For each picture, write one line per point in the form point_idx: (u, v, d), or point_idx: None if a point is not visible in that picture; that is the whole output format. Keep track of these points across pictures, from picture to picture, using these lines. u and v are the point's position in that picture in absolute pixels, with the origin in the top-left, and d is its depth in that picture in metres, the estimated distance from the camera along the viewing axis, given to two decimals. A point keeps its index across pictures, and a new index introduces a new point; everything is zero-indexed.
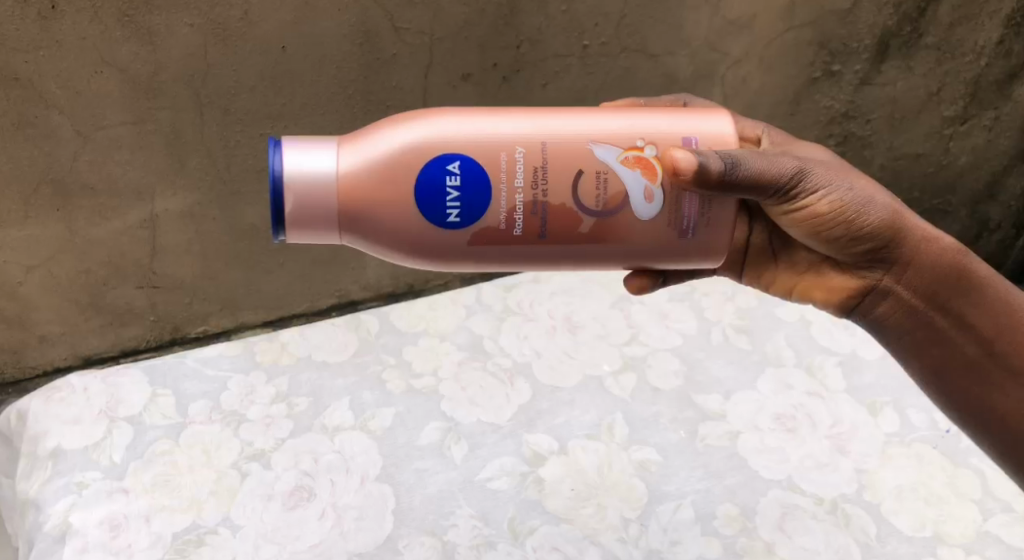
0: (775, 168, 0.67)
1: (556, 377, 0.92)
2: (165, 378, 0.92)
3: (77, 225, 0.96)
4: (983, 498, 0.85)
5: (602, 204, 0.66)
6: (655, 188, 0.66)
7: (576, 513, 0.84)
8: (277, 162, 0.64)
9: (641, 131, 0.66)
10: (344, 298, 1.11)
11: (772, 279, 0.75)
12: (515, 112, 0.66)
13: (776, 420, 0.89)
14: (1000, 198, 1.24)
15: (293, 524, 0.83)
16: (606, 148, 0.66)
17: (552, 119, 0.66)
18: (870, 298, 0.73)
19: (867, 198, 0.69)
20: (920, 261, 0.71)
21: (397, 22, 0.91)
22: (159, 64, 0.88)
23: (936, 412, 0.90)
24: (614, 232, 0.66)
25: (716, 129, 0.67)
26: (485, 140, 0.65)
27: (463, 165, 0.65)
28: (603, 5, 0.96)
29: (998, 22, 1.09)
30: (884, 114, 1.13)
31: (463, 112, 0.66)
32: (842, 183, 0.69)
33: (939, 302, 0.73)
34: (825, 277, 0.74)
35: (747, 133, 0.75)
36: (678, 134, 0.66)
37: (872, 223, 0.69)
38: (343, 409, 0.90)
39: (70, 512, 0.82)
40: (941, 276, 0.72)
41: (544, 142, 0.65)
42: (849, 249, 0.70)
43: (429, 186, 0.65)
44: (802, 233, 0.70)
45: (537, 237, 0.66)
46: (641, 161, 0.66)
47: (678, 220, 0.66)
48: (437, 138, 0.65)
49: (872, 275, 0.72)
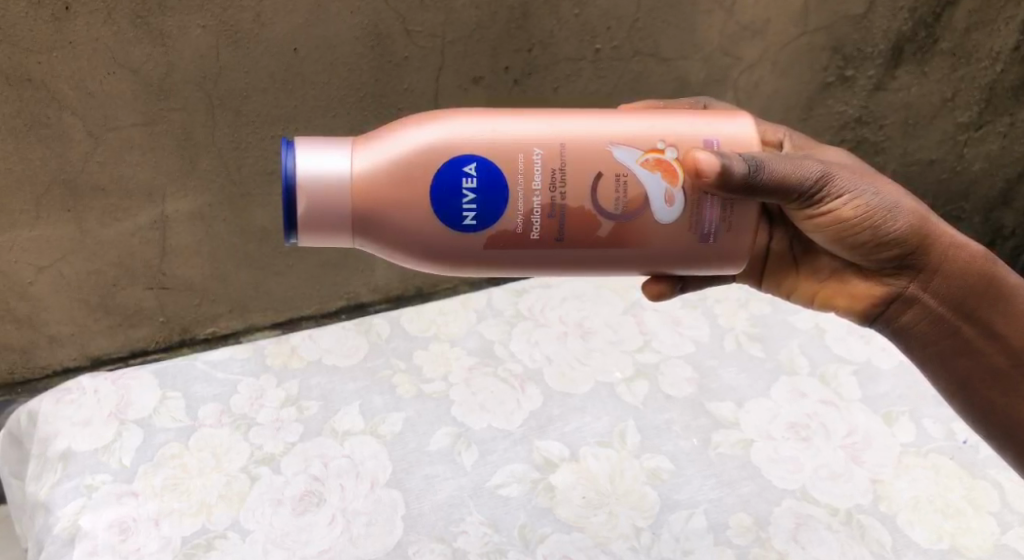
0: (798, 172, 0.66)
1: (567, 384, 0.92)
2: (175, 381, 0.91)
3: (88, 226, 0.96)
4: (1001, 510, 0.84)
5: (621, 207, 0.65)
6: (676, 192, 0.65)
7: (587, 521, 0.83)
8: (291, 162, 0.64)
9: (660, 133, 0.66)
10: (354, 300, 1.11)
11: (794, 287, 0.75)
12: (532, 113, 0.66)
13: (789, 428, 0.88)
14: (1014, 205, 1.23)
15: (303, 529, 0.82)
16: (626, 150, 0.65)
17: (570, 120, 0.65)
18: (894, 306, 0.72)
19: (893, 203, 0.68)
20: (947, 269, 0.70)
21: (409, 24, 0.91)
22: (172, 65, 0.87)
23: (952, 423, 0.89)
24: (633, 236, 0.66)
25: (737, 131, 0.66)
26: (502, 140, 0.64)
27: (480, 166, 0.64)
28: (616, 9, 0.95)
29: (1014, 28, 1.08)
30: (898, 120, 1.12)
31: (480, 113, 0.65)
32: (868, 187, 0.68)
33: (965, 311, 0.72)
34: (848, 284, 0.73)
35: (768, 136, 0.74)
36: (699, 136, 0.66)
37: (898, 229, 0.68)
38: (354, 413, 0.89)
39: (80, 515, 0.82)
40: (969, 284, 0.71)
41: (562, 143, 0.65)
42: (873, 255, 0.70)
43: (445, 187, 0.64)
44: (827, 239, 0.69)
45: (554, 240, 0.65)
46: (661, 163, 0.65)
47: (699, 225, 0.66)
48: (453, 138, 0.64)
49: (898, 282, 0.71)
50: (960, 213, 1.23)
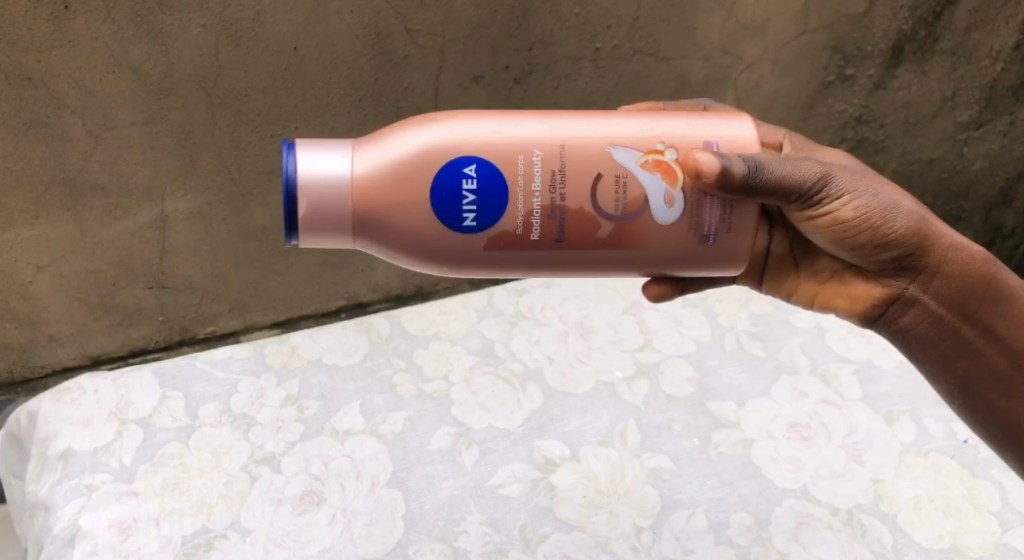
0: (798, 173, 0.66)
1: (568, 384, 0.91)
2: (175, 381, 0.91)
3: (88, 225, 0.95)
4: (1001, 510, 0.84)
5: (621, 208, 0.65)
6: (675, 193, 0.65)
7: (587, 521, 0.83)
8: (290, 164, 0.64)
9: (660, 134, 0.65)
10: (354, 299, 1.11)
11: (794, 288, 0.75)
12: (533, 114, 0.65)
13: (790, 428, 0.88)
14: (1014, 204, 1.22)
15: (304, 529, 0.82)
16: (626, 152, 0.65)
17: (570, 121, 0.65)
18: (894, 307, 0.72)
19: (893, 204, 0.68)
20: (947, 270, 0.70)
21: (409, 23, 0.91)
22: (171, 64, 0.87)
23: (952, 422, 0.89)
24: (633, 238, 0.66)
25: (738, 133, 0.66)
26: (502, 141, 0.64)
27: (480, 167, 0.64)
28: (616, 8, 0.95)
29: (1014, 27, 1.08)
30: (898, 119, 1.12)
31: (480, 114, 0.65)
32: (868, 188, 0.68)
33: (965, 312, 0.72)
34: (847, 286, 0.73)
35: (769, 138, 0.74)
36: (698, 138, 0.66)
37: (898, 230, 0.68)
38: (354, 413, 0.89)
39: (79, 515, 0.82)
40: (969, 285, 0.71)
41: (562, 144, 0.65)
42: (873, 256, 0.69)
43: (445, 188, 0.64)
44: (826, 239, 0.69)
45: (554, 241, 0.65)
46: (661, 165, 0.65)
47: (699, 226, 0.66)
48: (453, 139, 0.64)
49: (897, 283, 0.71)
50: (959, 213, 1.22)
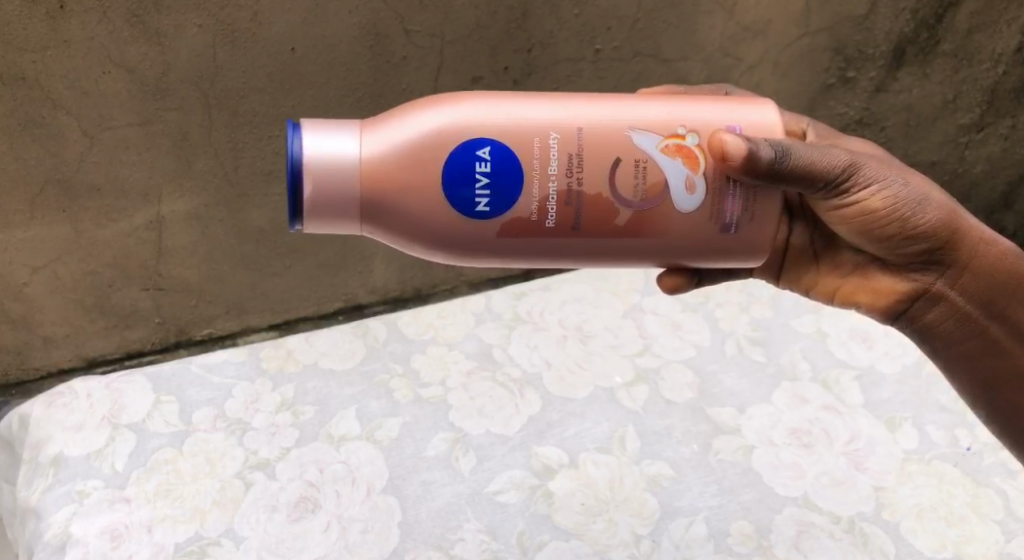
0: (823, 160, 0.65)
1: (567, 389, 0.90)
2: (168, 385, 0.90)
3: (83, 226, 0.95)
4: (1005, 519, 0.83)
5: (641, 194, 0.64)
6: (697, 179, 0.64)
7: (586, 529, 0.82)
8: (295, 145, 0.63)
9: (680, 118, 0.64)
10: (351, 301, 1.10)
11: (814, 282, 0.74)
12: (549, 96, 0.65)
13: (791, 434, 0.87)
14: (1016, 207, 1.22)
15: (298, 536, 0.81)
16: (646, 135, 0.64)
17: (587, 103, 0.64)
18: (918, 305, 0.72)
19: (923, 197, 0.67)
20: (976, 266, 0.70)
21: (408, 24, 0.90)
22: (167, 64, 0.86)
23: (956, 428, 0.88)
24: (651, 225, 0.65)
25: (760, 118, 0.65)
26: (518, 123, 0.63)
27: (494, 150, 0.63)
28: (617, 10, 0.94)
29: (1017, 30, 1.07)
30: (899, 122, 1.11)
31: (493, 96, 0.64)
32: (896, 178, 0.67)
33: (993, 310, 0.71)
34: (871, 280, 0.72)
35: (791, 126, 0.74)
36: (719, 122, 0.65)
37: (925, 223, 0.67)
38: (351, 418, 0.88)
39: (70, 522, 0.81)
40: (998, 282, 0.70)
41: (580, 127, 0.64)
42: (900, 249, 0.69)
43: (457, 171, 0.63)
44: (852, 230, 0.68)
45: (570, 228, 0.64)
46: (682, 149, 0.64)
47: (720, 215, 0.65)
48: (468, 122, 0.63)
49: (924, 279, 0.70)
50: None
